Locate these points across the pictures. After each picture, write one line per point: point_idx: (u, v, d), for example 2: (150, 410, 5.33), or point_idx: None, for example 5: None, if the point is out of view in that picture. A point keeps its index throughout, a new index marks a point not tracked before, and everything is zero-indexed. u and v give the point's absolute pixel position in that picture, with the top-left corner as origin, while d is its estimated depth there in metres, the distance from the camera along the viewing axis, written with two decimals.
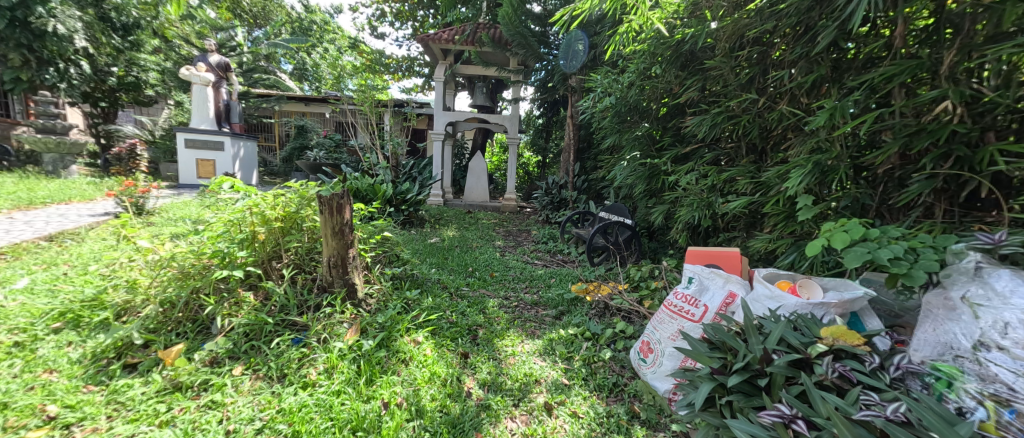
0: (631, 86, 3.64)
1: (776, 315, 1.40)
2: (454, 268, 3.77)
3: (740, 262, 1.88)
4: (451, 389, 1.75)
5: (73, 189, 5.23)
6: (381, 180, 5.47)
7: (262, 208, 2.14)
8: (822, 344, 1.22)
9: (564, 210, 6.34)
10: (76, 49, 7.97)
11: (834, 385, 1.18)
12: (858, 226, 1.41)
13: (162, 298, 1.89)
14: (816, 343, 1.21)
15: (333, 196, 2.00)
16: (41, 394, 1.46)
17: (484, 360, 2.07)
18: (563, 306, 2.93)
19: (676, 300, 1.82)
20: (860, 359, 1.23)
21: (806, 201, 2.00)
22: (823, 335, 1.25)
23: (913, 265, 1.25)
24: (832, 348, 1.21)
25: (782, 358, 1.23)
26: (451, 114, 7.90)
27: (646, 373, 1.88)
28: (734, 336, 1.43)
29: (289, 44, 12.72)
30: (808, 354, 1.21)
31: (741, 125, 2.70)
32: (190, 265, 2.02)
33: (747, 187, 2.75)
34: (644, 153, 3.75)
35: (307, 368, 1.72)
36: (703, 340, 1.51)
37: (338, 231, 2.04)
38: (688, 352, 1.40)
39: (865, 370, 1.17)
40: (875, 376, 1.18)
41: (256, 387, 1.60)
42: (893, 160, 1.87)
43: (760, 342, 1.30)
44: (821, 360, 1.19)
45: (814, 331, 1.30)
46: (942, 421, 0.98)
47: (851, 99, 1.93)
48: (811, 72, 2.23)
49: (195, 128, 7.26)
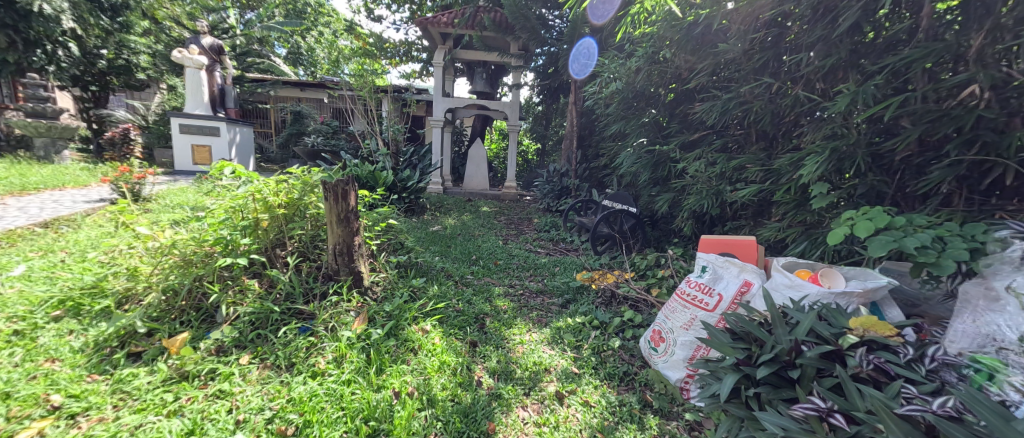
0: (638, 71, 3.59)
1: (800, 305, 1.38)
2: (458, 256, 3.76)
3: (756, 251, 1.85)
4: (461, 379, 1.74)
5: (67, 175, 5.14)
6: (380, 167, 5.42)
7: (268, 194, 2.09)
8: (853, 335, 1.21)
9: (566, 198, 6.31)
10: (63, 30, 7.76)
11: (869, 378, 1.16)
12: (882, 214, 1.39)
13: (164, 286, 1.82)
14: (847, 334, 1.20)
15: (339, 183, 1.94)
16: (44, 384, 1.43)
17: (493, 349, 2.06)
18: (569, 295, 2.93)
19: (689, 289, 1.80)
20: (893, 350, 1.22)
21: (822, 188, 2.00)
22: (853, 326, 1.23)
23: (941, 254, 1.23)
24: (863, 339, 1.19)
25: (813, 350, 1.21)
26: (450, 101, 7.81)
27: (657, 362, 1.88)
28: (758, 326, 1.40)
29: (283, 27, 12.41)
30: (840, 346, 1.19)
31: (753, 111, 2.67)
32: (190, 252, 1.93)
33: (757, 174, 2.74)
34: (651, 140, 3.72)
35: (315, 357, 1.67)
36: (724, 331, 1.49)
37: (343, 218, 1.99)
38: (710, 344, 1.38)
39: (900, 363, 1.15)
40: (910, 369, 1.16)
41: (264, 377, 1.57)
42: (912, 148, 1.85)
43: (788, 334, 1.28)
44: (854, 352, 1.18)
45: (841, 321, 1.27)
46: (995, 416, 0.94)
47: (872, 83, 1.89)
48: (829, 55, 2.18)
49: (189, 112, 7.10)
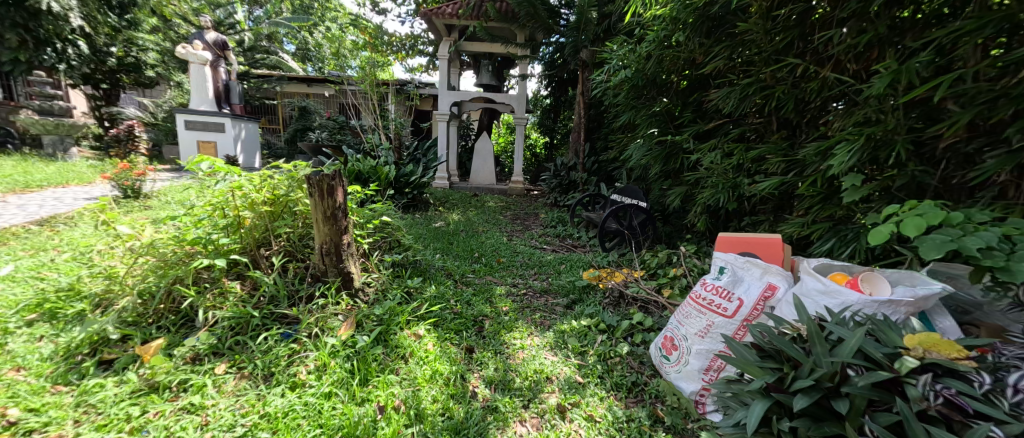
0: (649, 57, 3.41)
1: (840, 316, 1.20)
2: (459, 253, 3.63)
3: (782, 250, 1.66)
4: (454, 390, 1.60)
5: (71, 172, 5.12)
6: (383, 162, 5.31)
7: (252, 188, 1.97)
8: (912, 358, 1.01)
9: (574, 192, 6.16)
10: (72, 28, 7.81)
11: (939, 414, 0.98)
12: (934, 208, 1.23)
13: (140, 288, 1.69)
14: (905, 357, 1.01)
15: (324, 178, 1.80)
16: (2, 396, 1.30)
17: (491, 356, 1.91)
18: (575, 295, 2.79)
19: (706, 293, 1.65)
20: (964, 378, 1.02)
21: (854, 181, 1.82)
22: (910, 346, 1.04)
23: (1009, 256, 1.07)
24: (924, 363, 1.01)
25: (864, 377, 1.03)
26: (456, 94, 7.66)
27: (669, 372, 1.73)
28: (791, 342, 1.22)
29: (291, 23, 12.39)
30: (897, 372, 1.01)
31: (775, 97, 2.49)
32: (169, 252, 1.81)
33: (779, 166, 2.56)
34: (662, 130, 3.55)
35: (297, 366, 1.53)
36: (751, 346, 1.31)
37: (330, 216, 1.85)
38: (735, 364, 1.21)
39: (977, 394, 0.97)
40: (989, 402, 0.98)
41: (240, 388, 1.43)
42: (961, 133, 1.66)
43: (829, 355, 1.10)
44: (916, 382, 1.00)
45: (893, 338, 1.09)
46: None
47: (917, 60, 1.69)
48: (864, 32, 1.99)
49: (194, 109, 7.07)
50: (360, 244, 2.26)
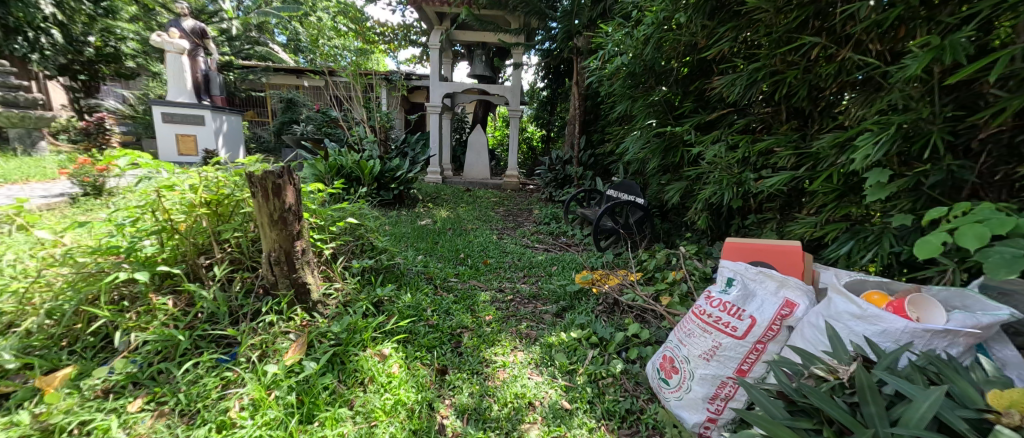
0: (647, 42, 3.17)
1: (891, 358, 0.96)
2: (444, 254, 3.41)
3: (801, 259, 1.43)
4: (417, 424, 1.36)
5: (33, 168, 4.83)
6: (366, 156, 5.07)
7: (190, 186, 1.71)
8: (1005, 426, 0.77)
9: (569, 187, 5.95)
10: (44, 16, 7.53)
11: None
12: (999, 214, 1.00)
13: (48, 308, 1.43)
14: (996, 427, 0.76)
15: (267, 176, 1.55)
16: None
17: (467, 378, 1.67)
18: (566, 301, 2.58)
19: (712, 309, 1.41)
20: None
21: (880, 177, 1.61)
22: (999, 407, 0.79)
23: None
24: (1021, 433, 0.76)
25: None
26: (448, 85, 7.36)
27: (668, 398, 1.51)
28: (830, 391, 0.98)
29: (280, 12, 12.03)
30: None
31: (786, 83, 2.28)
32: (89, 263, 1.55)
33: (790, 159, 2.37)
34: (661, 121, 3.35)
35: (229, 400, 1.29)
36: (777, 393, 1.07)
37: (277, 220, 1.61)
38: (761, 422, 0.97)
39: None
40: None
41: (155, 430, 1.19)
42: (1008, 121, 1.44)
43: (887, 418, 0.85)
44: None
45: (970, 393, 0.84)
46: None
47: (960, 34, 1.45)
48: (892, 6, 1.75)
49: (172, 100, 6.75)
50: (322, 251, 2.01)
